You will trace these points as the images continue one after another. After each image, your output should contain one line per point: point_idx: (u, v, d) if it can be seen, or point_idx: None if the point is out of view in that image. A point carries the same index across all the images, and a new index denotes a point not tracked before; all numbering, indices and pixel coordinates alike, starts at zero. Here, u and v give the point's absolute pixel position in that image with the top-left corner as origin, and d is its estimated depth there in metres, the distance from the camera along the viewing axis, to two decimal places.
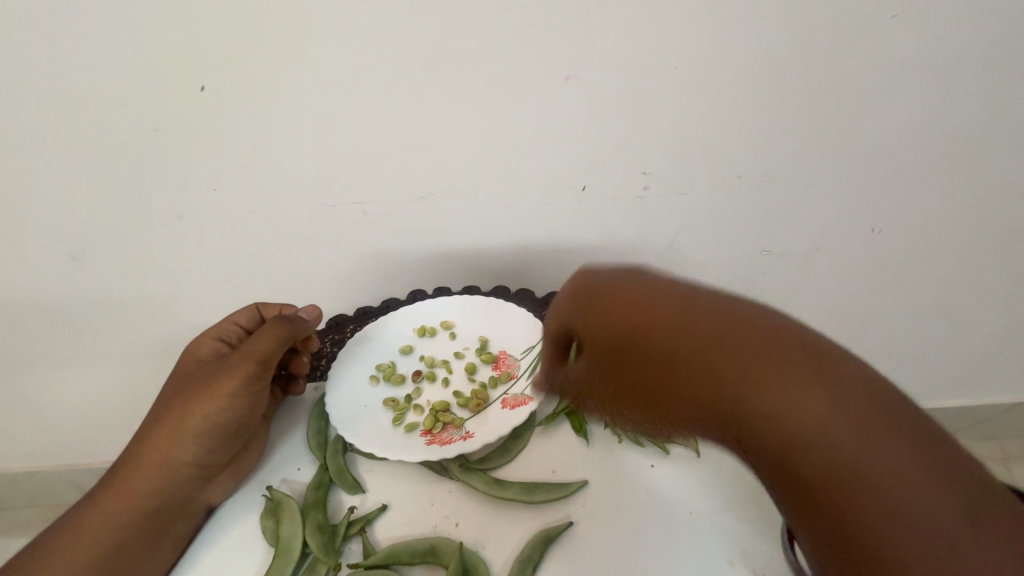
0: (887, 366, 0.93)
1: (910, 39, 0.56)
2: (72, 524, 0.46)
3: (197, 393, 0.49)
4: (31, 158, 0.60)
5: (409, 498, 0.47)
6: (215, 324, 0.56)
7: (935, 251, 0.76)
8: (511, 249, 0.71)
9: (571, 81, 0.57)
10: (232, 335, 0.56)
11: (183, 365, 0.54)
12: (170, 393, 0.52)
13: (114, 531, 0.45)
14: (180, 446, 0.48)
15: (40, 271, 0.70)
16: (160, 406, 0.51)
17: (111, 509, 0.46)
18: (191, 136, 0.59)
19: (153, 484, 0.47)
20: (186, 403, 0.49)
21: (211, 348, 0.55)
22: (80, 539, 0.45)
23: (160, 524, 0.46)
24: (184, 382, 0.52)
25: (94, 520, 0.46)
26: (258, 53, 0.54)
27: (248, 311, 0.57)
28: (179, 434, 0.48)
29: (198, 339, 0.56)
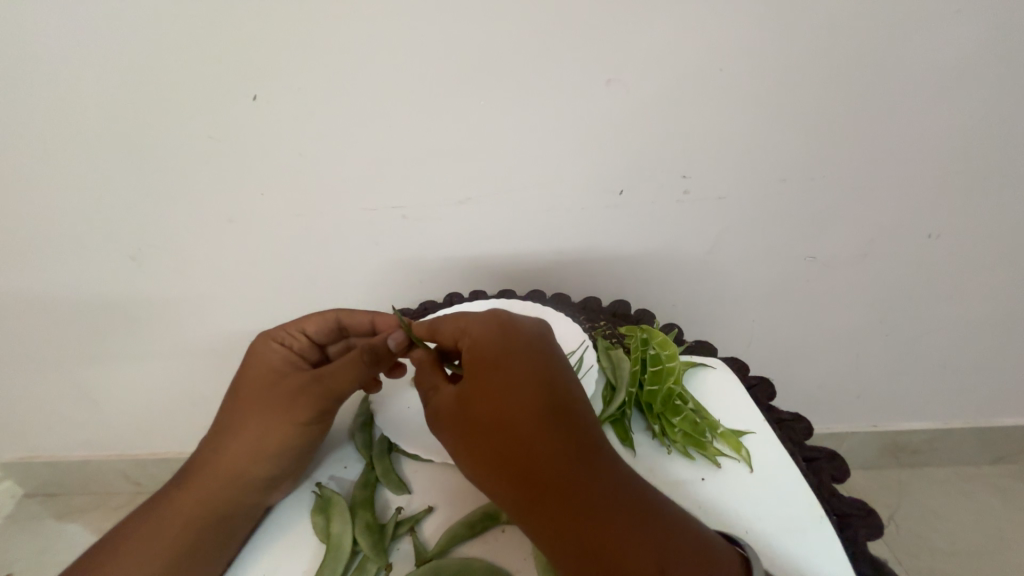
0: (942, 380, 0.88)
1: (974, 35, 0.54)
2: (147, 519, 0.47)
3: (272, 413, 0.49)
4: (101, 165, 0.64)
5: (454, 499, 0.47)
6: (281, 331, 0.53)
7: (997, 258, 0.72)
8: (548, 253, 0.71)
9: (611, 85, 0.56)
10: (299, 342, 0.53)
11: (246, 366, 0.52)
12: (241, 400, 0.50)
13: (185, 528, 0.46)
14: (252, 463, 0.48)
15: (104, 270, 0.75)
16: (233, 411, 0.51)
17: (183, 505, 0.47)
18: (243, 143, 0.62)
19: (221, 487, 0.48)
20: (264, 420, 0.49)
21: (276, 354, 0.52)
22: (159, 532, 0.46)
23: (223, 524, 0.46)
24: (255, 392, 0.50)
25: (170, 521, 0.47)
26: (307, 60, 0.55)
27: (320, 320, 0.53)
28: (249, 450, 0.48)
29: (261, 335, 0.53)
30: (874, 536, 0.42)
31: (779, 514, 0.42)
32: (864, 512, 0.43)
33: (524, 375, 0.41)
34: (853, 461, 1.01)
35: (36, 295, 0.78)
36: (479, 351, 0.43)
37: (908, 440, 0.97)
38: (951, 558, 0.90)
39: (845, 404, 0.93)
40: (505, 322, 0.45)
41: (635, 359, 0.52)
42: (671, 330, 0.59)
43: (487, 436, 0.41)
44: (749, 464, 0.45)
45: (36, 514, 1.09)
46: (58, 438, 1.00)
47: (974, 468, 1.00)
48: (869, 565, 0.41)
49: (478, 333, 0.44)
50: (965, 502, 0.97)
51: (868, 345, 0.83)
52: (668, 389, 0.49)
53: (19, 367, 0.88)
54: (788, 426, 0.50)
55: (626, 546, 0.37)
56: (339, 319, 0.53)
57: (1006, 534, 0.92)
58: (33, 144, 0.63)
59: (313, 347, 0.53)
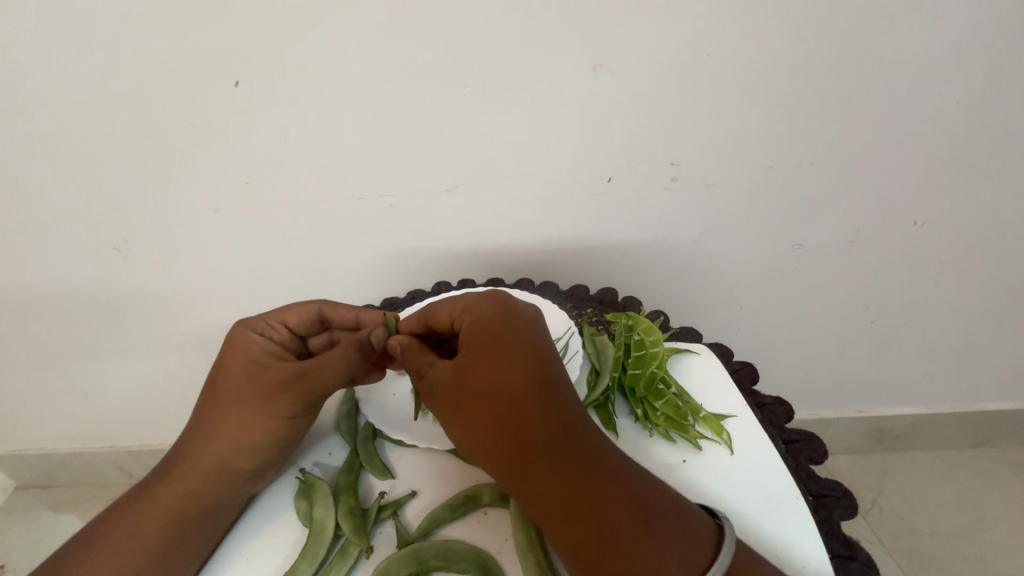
0: (927, 366, 0.89)
1: (961, 21, 0.53)
2: (124, 515, 0.46)
3: (253, 407, 0.46)
4: (80, 153, 0.63)
5: (436, 484, 0.48)
6: (260, 323, 0.50)
7: (981, 245, 0.72)
8: (537, 241, 0.70)
9: (598, 71, 0.56)
10: (279, 333, 0.50)
11: (223, 358, 0.49)
12: (217, 392, 0.48)
13: (166, 523, 0.45)
14: (231, 456, 0.46)
15: (88, 261, 0.74)
16: (210, 406, 0.48)
17: (163, 500, 0.46)
18: (225, 131, 0.61)
19: (201, 481, 0.46)
20: (244, 414, 0.46)
21: (255, 345, 0.49)
22: (136, 529, 0.45)
23: (206, 516, 0.45)
24: (232, 385, 0.47)
25: (148, 516, 0.45)
26: (289, 46, 0.54)
27: (302, 311, 0.50)
28: (227, 445, 0.46)
29: (238, 325, 0.50)
30: (847, 516, 0.43)
31: (755, 495, 0.43)
32: (839, 493, 0.44)
33: (521, 351, 0.41)
34: (839, 445, 1.03)
35: (21, 287, 0.77)
36: (480, 325, 0.43)
37: (893, 425, 0.98)
38: (933, 539, 0.92)
39: (832, 390, 0.94)
40: (506, 303, 0.45)
41: (619, 345, 0.52)
42: (658, 317, 0.59)
43: (489, 406, 0.40)
44: (729, 448, 0.46)
45: (29, 506, 1.09)
46: (47, 431, 1.00)
47: (957, 451, 1.02)
48: (841, 544, 0.41)
49: (479, 309, 0.44)
50: (947, 484, 0.99)
51: (854, 332, 0.84)
52: (651, 373, 0.50)
53: (5, 360, 0.87)
54: (769, 410, 0.51)
55: (620, 513, 0.37)
56: (322, 311, 0.51)
57: (985, 514, 0.94)
58: (11, 133, 0.62)
59: (294, 338, 0.51)
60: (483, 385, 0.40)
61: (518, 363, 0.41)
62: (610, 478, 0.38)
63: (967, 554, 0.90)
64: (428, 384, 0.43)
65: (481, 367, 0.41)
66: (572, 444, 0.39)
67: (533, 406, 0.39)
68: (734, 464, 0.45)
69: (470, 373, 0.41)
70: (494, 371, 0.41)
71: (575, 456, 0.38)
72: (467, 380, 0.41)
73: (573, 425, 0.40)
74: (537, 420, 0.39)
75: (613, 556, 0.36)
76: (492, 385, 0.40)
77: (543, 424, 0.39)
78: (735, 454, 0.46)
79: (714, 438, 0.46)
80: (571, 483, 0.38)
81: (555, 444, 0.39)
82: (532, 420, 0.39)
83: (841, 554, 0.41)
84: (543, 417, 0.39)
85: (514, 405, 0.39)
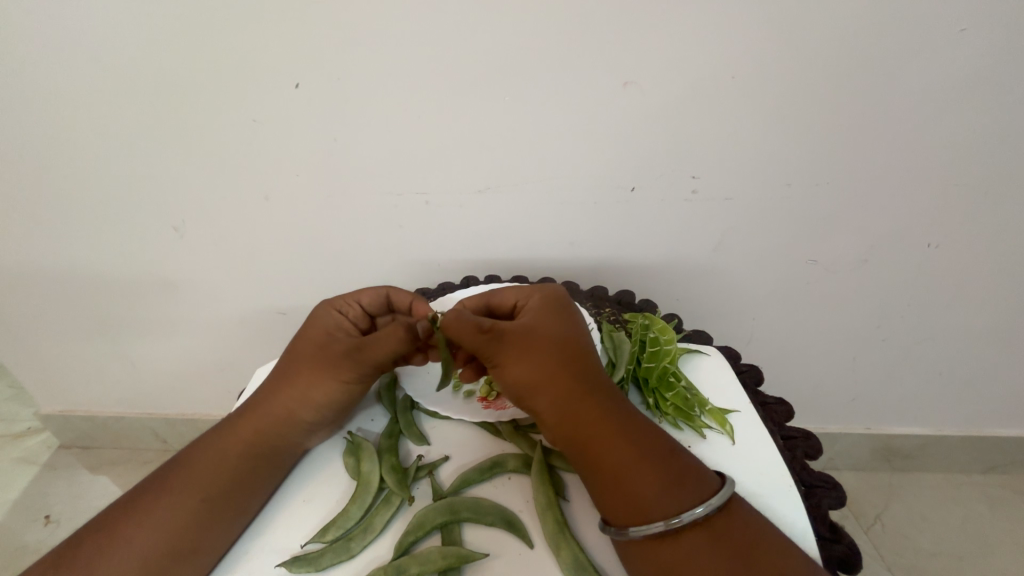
0: (938, 387, 0.90)
1: (979, 56, 0.56)
2: (192, 460, 0.50)
3: (321, 372, 0.51)
4: (151, 141, 0.70)
5: (466, 451, 0.52)
6: (340, 299, 0.55)
7: (995, 271, 0.74)
8: (560, 243, 0.75)
9: (628, 87, 0.60)
10: (353, 311, 0.55)
11: (308, 328, 0.54)
12: (298, 355, 0.53)
13: (230, 467, 0.48)
14: (300, 408, 0.51)
15: (147, 239, 0.80)
16: (288, 365, 0.54)
17: (229, 447, 0.50)
18: (282, 127, 0.66)
19: (264, 425, 0.51)
20: (313, 376, 0.52)
21: (331, 319, 0.54)
22: (204, 471, 0.48)
23: (265, 464, 0.49)
24: (310, 351, 0.53)
25: (216, 461, 0.49)
26: (346, 53, 0.60)
27: (377, 293, 0.55)
28: (295, 399, 0.51)
29: (324, 302, 0.55)
30: (836, 505, 0.46)
31: (756, 477, 0.46)
32: (828, 485, 0.47)
33: (576, 326, 0.50)
34: (846, 461, 1.04)
35: (84, 259, 0.84)
36: (548, 302, 0.51)
37: (900, 444, 0.99)
38: (933, 558, 0.93)
39: (841, 405, 0.96)
40: (561, 294, 0.52)
41: (635, 341, 0.56)
42: (672, 320, 0.63)
43: (550, 360, 0.46)
44: (731, 438, 0.49)
45: (72, 464, 1.17)
46: (94, 395, 1.08)
47: (965, 475, 1.03)
48: (827, 528, 0.45)
49: (546, 291, 0.52)
50: (953, 507, 1.00)
51: (865, 349, 0.86)
52: (663, 367, 0.54)
53: (62, 325, 0.94)
54: (771, 408, 0.54)
55: (654, 458, 0.44)
56: (391, 294, 0.54)
57: (989, 538, 0.95)
58: (90, 120, 0.69)
59: (365, 317, 0.55)
60: (550, 345, 0.47)
61: (576, 334, 0.49)
62: (643, 430, 0.46)
63: None
64: (497, 336, 0.45)
65: (549, 333, 0.48)
66: (613, 401, 0.47)
67: (585, 368, 0.48)
68: (733, 452, 0.48)
69: (541, 334, 0.47)
70: (560, 337, 0.48)
71: (616, 411, 0.46)
72: (537, 340, 0.47)
73: (612, 388, 0.48)
74: (589, 378, 0.47)
75: (649, 491, 0.42)
76: (558, 347, 0.47)
77: (592, 381, 0.47)
78: (736, 444, 0.49)
79: (714, 426, 0.50)
80: (613, 430, 0.45)
81: (603, 399, 0.47)
82: (586, 377, 0.47)
83: (826, 536, 0.44)
84: (593, 377, 0.47)
85: (573, 362, 0.47)
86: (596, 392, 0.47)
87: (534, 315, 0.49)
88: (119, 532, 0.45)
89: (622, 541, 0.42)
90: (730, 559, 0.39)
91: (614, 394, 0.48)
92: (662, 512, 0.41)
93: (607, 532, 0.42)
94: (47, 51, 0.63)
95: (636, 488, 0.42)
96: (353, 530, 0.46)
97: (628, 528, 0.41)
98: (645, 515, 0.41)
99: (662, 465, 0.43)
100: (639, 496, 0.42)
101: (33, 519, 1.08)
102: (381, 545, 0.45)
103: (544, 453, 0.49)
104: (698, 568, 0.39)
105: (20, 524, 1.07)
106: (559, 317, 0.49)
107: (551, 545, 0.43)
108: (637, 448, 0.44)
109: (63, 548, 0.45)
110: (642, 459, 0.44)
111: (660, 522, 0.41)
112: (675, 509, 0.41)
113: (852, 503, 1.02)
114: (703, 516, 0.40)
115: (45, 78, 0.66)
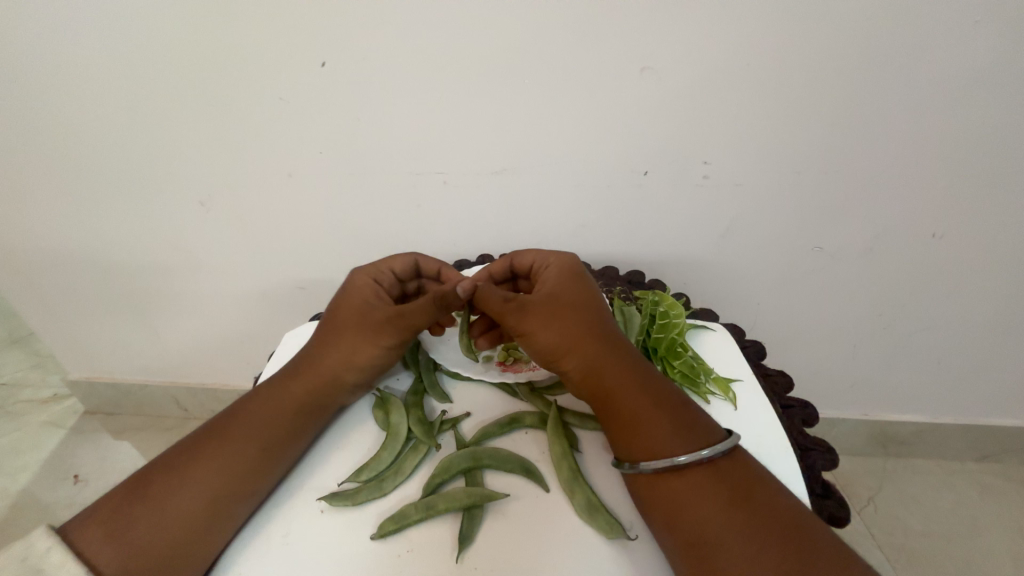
0: (937, 376, 0.93)
1: (994, 48, 0.57)
2: (233, 417, 0.52)
3: (363, 335, 0.55)
4: (181, 115, 0.72)
5: (487, 408, 0.56)
6: (373, 267, 0.59)
7: (999, 262, 0.75)
8: (573, 224, 0.77)
9: (645, 72, 0.61)
10: (387, 279, 0.58)
11: (345, 295, 0.57)
12: (340, 321, 0.56)
13: (271, 423, 0.51)
14: (346, 369, 0.55)
15: (174, 212, 0.83)
16: (327, 332, 0.56)
17: (269, 404, 0.52)
18: (308, 104, 0.68)
19: (307, 387, 0.54)
20: (355, 339, 0.55)
21: (368, 288, 0.57)
22: (245, 426, 0.51)
23: (305, 419, 0.52)
24: (349, 317, 0.56)
25: (256, 417, 0.51)
26: (373, 32, 0.61)
27: (407, 260, 0.59)
28: (341, 360, 0.54)
29: (359, 271, 0.58)
30: (829, 466, 0.49)
31: (757, 443, 0.49)
32: (822, 448, 0.50)
33: (590, 290, 0.53)
34: (843, 446, 1.07)
35: (112, 231, 0.87)
36: (563, 270, 0.54)
37: (897, 431, 1.02)
38: (923, 539, 0.97)
39: (841, 391, 0.98)
40: (577, 261, 0.56)
41: (645, 315, 0.58)
42: (680, 298, 0.65)
43: (573, 321, 0.50)
44: (733, 403, 0.52)
45: (97, 428, 1.22)
46: (119, 363, 1.12)
47: (959, 464, 1.05)
48: (818, 486, 0.48)
49: (562, 257, 0.55)
50: (946, 493, 1.02)
51: (867, 336, 0.88)
52: (672, 338, 0.56)
53: (90, 294, 0.98)
54: (772, 380, 0.57)
55: (670, 404, 0.47)
56: (420, 260, 0.59)
57: (980, 523, 0.98)
58: (122, 94, 0.71)
59: (396, 284, 0.59)
60: (568, 309, 0.50)
61: (591, 298, 0.52)
62: (657, 380, 0.49)
63: (956, 557, 0.94)
64: (521, 305, 0.50)
65: (567, 298, 0.51)
66: (631, 356, 0.50)
67: (602, 328, 0.51)
68: (736, 420, 0.51)
69: (559, 300, 0.51)
70: (577, 302, 0.51)
71: (634, 364, 0.49)
72: (557, 307, 0.50)
73: (628, 345, 0.51)
74: (607, 337, 0.50)
75: (664, 431, 0.45)
76: (576, 311, 0.51)
77: (610, 340, 0.50)
78: (739, 410, 0.52)
79: (716, 392, 0.53)
80: (632, 381, 0.48)
81: (621, 354, 0.49)
82: (605, 336, 0.50)
83: (817, 493, 0.47)
84: (609, 336, 0.50)
85: (591, 325, 0.50)
86: (614, 349, 0.50)
87: (553, 284, 0.53)
88: (175, 477, 0.47)
89: (634, 474, 0.45)
90: (732, 491, 0.42)
91: (631, 351, 0.51)
92: (668, 452, 0.44)
93: (621, 467, 0.46)
94: (82, 26, 0.66)
95: (655, 431, 0.46)
96: (384, 473, 0.49)
97: (641, 462, 0.45)
98: (658, 452, 0.45)
99: (672, 413, 0.47)
100: (656, 438, 0.45)
101: (61, 477, 1.13)
102: (410, 486, 0.48)
103: (558, 411, 0.52)
104: (704, 508, 0.42)
105: (49, 482, 1.13)
106: (575, 284, 0.53)
107: (565, 489, 0.46)
108: (654, 397, 0.47)
109: (126, 489, 0.47)
110: (658, 405, 0.47)
111: (666, 458, 0.44)
112: (687, 449, 0.44)
113: (847, 485, 1.05)
114: (709, 457, 0.44)
115: (80, 51, 0.68)
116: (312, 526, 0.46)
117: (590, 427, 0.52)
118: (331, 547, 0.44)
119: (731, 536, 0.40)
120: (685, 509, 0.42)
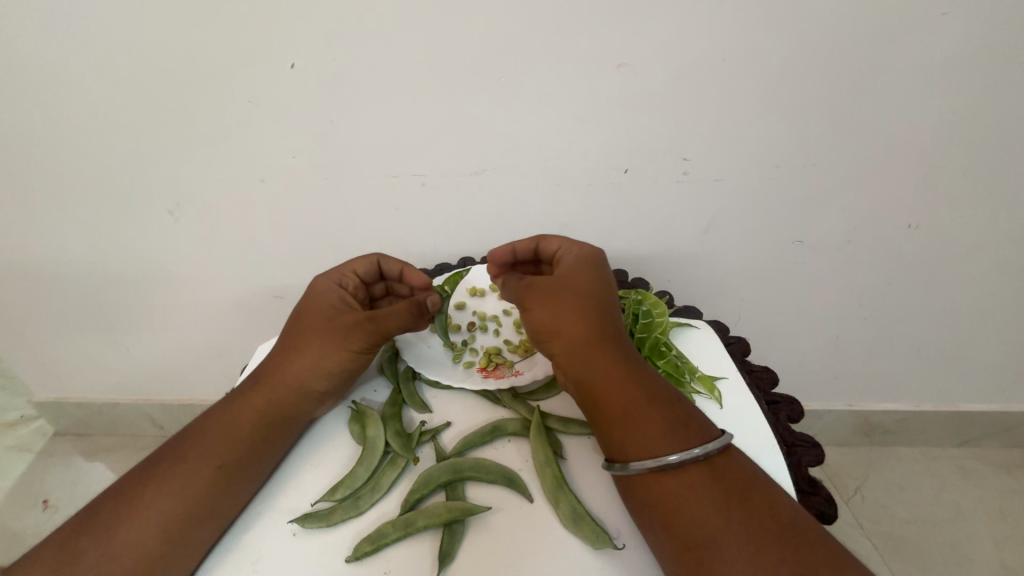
0: (917, 363, 0.94)
1: (958, 40, 0.58)
2: (196, 435, 0.50)
3: (331, 340, 0.54)
4: (144, 121, 0.69)
5: (468, 417, 0.54)
6: (337, 271, 0.59)
7: (971, 250, 0.77)
8: (555, 224, 0.76)
9: (621, 69, 0.61)
10: (351, 283, 0.58)
11: (311, 302, 0.57)
12: (307, 327, 0.56)
13: (237, 440, 0.49)
14: (314, 377, 0.53)
15: (143, 223, 0.80)
16: (293, 338, 0.56)
17: (235, 421, 0.50)
18: (279, 107, 0.66)
19: (270, 394, 0.52)
20: (323, 345, 0.54)
21: (333, 293, 0.57)
22: (211, 446, 0.49)
23: (270, 431, 0.50)
24: (315, 322, 0.55)
25: (222, 435, 0.49)
26: (344, 32, 0.59)
27: (368, 263, 0.59)
28: (308, 366, 0.53)
29: (323, 277, 0.58)
30: (814, 463, 0.49)
31: (743, 441, 0.48)
32: (808, 444, 0.50)
33: (607, 284, 0.53)
34: (829, 437, 1.08)
35: (77, 245, 0.84)
36: (584, 261, 0.55)
37: (880, 419, 1.03)
38: (909, 526, 0.98)
39: (825, 382, 0.99)
40: (600, 256, 0.56)
41: (627, 315, 0.58)
42: (663, 296, 0.65)
43: (577, 307, 0.50)
44: (719, 402, 0.52)
45: (68, 451, 1.17)
46: (90, 382, 1.08)
47: (940, 449, 1.07)
48: (805, 482, 0.48)
49: (584, 249, 0.56)
50: (929, 479, 1.04)
51: (848, 327, 0.89)
52: (655, 337, 0.56)
53: (57, 311, 0.94)
54: (757, 375, 0.56)
55: (664, 402, 0.46)
56: (380, 262, 0.59)
57: (962, 507, 1.00)
58: (82, 101, 0.68)
59: (362, 287, 0.59)
60: (579, 294, 0.51)
61: (607, 290, 0.53)
62: (654, 379, 0.48)
63: (941, 542, 0.95)
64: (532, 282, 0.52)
65: (583, 284, 0.52)
66: (631, 352, 0.50)
67: (609, 320, 0.50)
68: (722, 419, 0.50)
69: (573, 284, 0.52)
70: (592, 291, 0.52)
71: (633, 359, 0.49)
72: (569, 289, 0.51)
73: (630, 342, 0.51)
74: (614, 329, 0.50)
75: (658, 430, 0.44)
76: (588, 296, 0.51)
77: (615, 332, 0.50)
78: (723, 409, 0.51)
79: (700, 391, 0.52)
80: (625, 376, 0.47)
81: (622, 348, 0.49)
82: (611, 327, 0.50)
83: (804, 490, 0.47)
84: (615, 328, 0.50)
85: (600, 313, 0.50)
86: (618, 340, 0.50)
87: (569, 271, 0.53)
88: (137, 502, 0.45)
89: (624, 476, 0.44)
90: (722, 491, 0.41)
91: (632, 348, 0.50)
92: (659, 452, 0.44)
93: (611, 468, 0.45)
94: (33, 29, 0.62)
95: (643, 428, 0.45)
96: (361, 489, 0.48)
97: (631, 463, 0.44)
98: (647, 451, 0.44)
99: (665, 407, 0.46)
100: (643, 435, 0.44)
101: (31, 504, 1.08)
102: (389, 503, 0.47)
103: (541, 417, 0.51)
104: (692, 511, 0.41)
105: (18, 510, 1.07)
106: (595, 274, 0.53)
107: (550, 498, 0.45)
108: (649, 393, 0.47)
109: (86, 517, 0.45)
110: (653, 401, 0.46)
111: (655, 459, 0.43)
112: (676, 450, 0.43)
113: (834, 476, 1.06)
114: (701, 455, 0.43)
115: (34, 57, 0.64)
116: (284, 550, 0.44)
117: (573, 432, 0.51)
118: (306, 570, 0.42)
119: (723, 538, 0.39)
120: (672, 514, 0.41)
